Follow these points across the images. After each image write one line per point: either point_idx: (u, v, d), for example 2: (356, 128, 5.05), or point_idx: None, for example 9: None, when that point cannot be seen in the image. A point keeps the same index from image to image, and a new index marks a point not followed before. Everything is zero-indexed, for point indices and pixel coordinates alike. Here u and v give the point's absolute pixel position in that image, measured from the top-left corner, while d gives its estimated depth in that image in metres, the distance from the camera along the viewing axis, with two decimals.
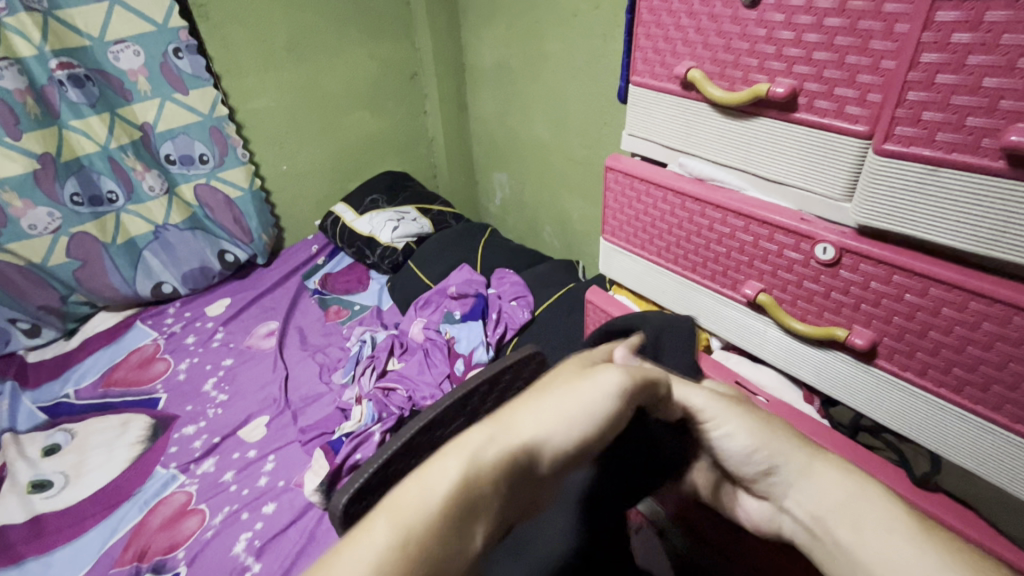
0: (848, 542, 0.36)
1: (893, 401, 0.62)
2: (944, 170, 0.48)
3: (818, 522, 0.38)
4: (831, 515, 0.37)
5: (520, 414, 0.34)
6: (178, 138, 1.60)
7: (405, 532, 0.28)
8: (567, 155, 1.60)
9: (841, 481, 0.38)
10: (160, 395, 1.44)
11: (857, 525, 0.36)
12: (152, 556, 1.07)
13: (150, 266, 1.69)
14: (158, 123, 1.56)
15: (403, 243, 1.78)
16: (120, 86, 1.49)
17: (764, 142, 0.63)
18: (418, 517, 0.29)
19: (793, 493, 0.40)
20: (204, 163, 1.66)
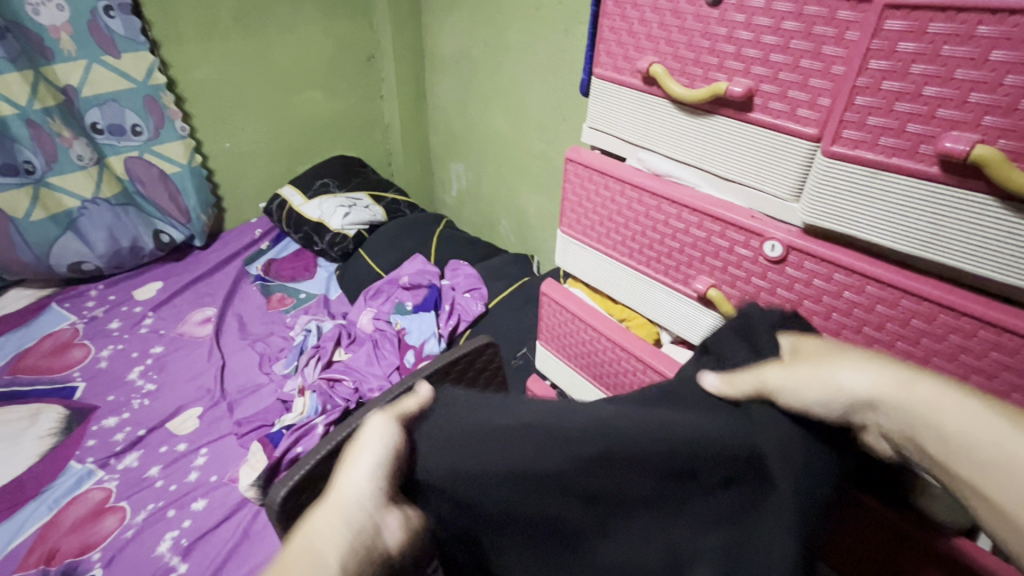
0: (960, 464, 0.37)
1: None
2: (884, 174, 0.50)
3: (928, 437, 0.39)
4: (935, 429, 0.39)
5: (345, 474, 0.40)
6: (106, 106, 1.47)
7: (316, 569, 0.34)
8: (526, 149, 1.60)
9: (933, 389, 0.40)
10: (77, 383, 1.32)
11: (955, 447, 0.38)
12: (61, 559, 0.98)
13: (69, 241, 1.53)
14: (83, 87, 1.42)
15: (355, 230, 1.72)
16: (39, 42, 1.34)
17: (719, 141, 0.64)
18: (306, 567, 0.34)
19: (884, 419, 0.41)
20: (137, 135, 1.53)
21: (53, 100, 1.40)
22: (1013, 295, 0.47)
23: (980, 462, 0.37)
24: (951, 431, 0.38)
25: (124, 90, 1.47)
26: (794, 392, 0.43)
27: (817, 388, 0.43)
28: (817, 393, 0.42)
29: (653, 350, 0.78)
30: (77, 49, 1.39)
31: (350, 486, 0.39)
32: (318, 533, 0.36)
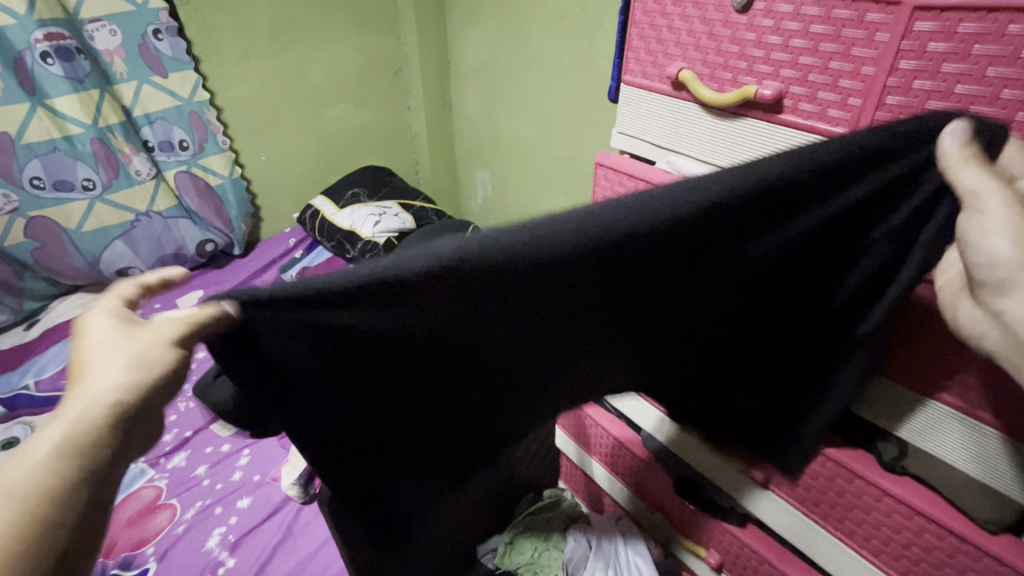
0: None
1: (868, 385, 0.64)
2: None
3: None
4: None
5: (90, 374, 0.40)
6: (155, 123, 1.55)
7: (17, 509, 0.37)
8: (550, 154, 1.62)
9: None
10: None
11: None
12: (118, 553, 1.02)
13: (117, 250, 1.59)
14: (135, 106, 1.51)
15: (385, 238, 1.77)
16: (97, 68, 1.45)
17: (750, 142, 0.66)
18: (19, 489, 0.37)
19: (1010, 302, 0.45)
20: (184, 150, 1.62)
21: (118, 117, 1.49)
22: None
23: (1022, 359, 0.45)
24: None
25: (170, 109, 1.56)
26: (974, 231, 0.45)
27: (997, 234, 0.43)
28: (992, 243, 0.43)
29: None
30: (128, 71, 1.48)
31: (94, 386, 0.40)
32: (42, 444, 0.39)
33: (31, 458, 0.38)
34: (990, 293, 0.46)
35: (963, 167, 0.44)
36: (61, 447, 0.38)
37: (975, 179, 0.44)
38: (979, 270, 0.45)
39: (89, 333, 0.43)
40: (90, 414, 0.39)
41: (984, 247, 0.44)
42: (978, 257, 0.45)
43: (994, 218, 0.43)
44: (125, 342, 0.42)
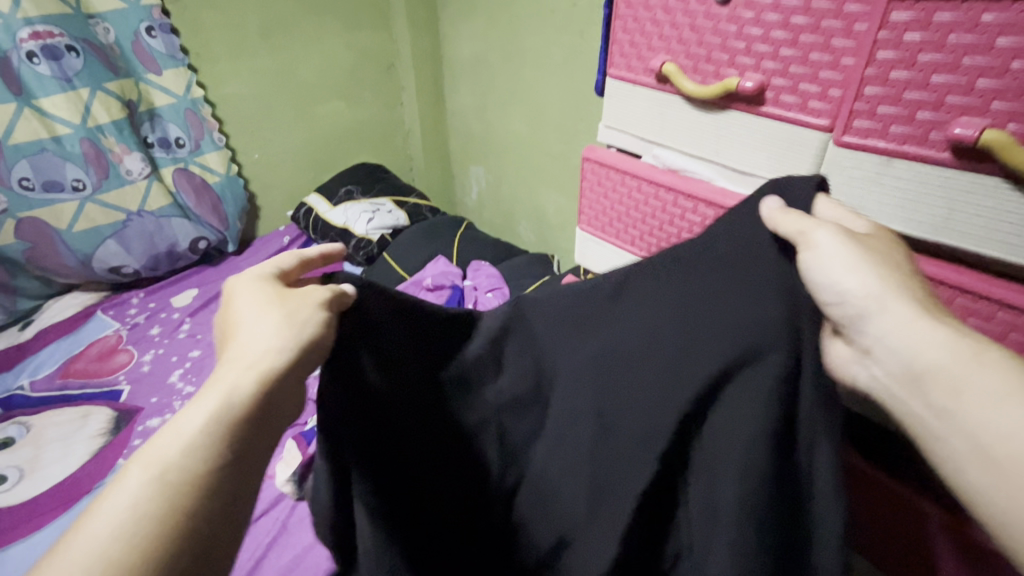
0: (947, 403, 0.41)
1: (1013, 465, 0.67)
2: (897, 161, 0.51)
3: (926, 372, 0.42)
4: (950, 364, 0.41)
5: (241, 345, 0.47)
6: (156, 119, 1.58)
7: (162, 471, 0.40)
8: (543, 149, 1.62)
9: (941, 341, 0.42)
10: (123, 386, 1.38)
11: (956, 393, 0.41)
12: None
13: (110, 249, 1.58)
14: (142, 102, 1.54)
15: (378, 235, 1.76)
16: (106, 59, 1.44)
17: (734, 135, 0.66)
18: (170, 460, 0.40)
19: (882, 341, 0.45)
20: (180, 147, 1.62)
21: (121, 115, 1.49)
22: (1011, 272, 0.49)
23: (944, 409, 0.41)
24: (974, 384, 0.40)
25: (165, 106, 1.58)
26: (818, 271, 0.47)
27: (832, 269, 0.46)
28: (840, 279, 0.46)
29: None
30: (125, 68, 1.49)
31: (250, 348, 0.46)
32: (204, 407, 0.43)
33: (192, 414, 0.43)
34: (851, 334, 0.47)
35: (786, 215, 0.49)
36: (217, 413, 0.43)
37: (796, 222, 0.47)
38: (835, 312, 0.47)
39: (240, 304, 0.51)
40: (251, 371, 0.45)
41: (831, 284, 0.46)
42: (830, 296, 0.47)
43: (828, 254, 0.46)
44: (240, 323, 0.49)
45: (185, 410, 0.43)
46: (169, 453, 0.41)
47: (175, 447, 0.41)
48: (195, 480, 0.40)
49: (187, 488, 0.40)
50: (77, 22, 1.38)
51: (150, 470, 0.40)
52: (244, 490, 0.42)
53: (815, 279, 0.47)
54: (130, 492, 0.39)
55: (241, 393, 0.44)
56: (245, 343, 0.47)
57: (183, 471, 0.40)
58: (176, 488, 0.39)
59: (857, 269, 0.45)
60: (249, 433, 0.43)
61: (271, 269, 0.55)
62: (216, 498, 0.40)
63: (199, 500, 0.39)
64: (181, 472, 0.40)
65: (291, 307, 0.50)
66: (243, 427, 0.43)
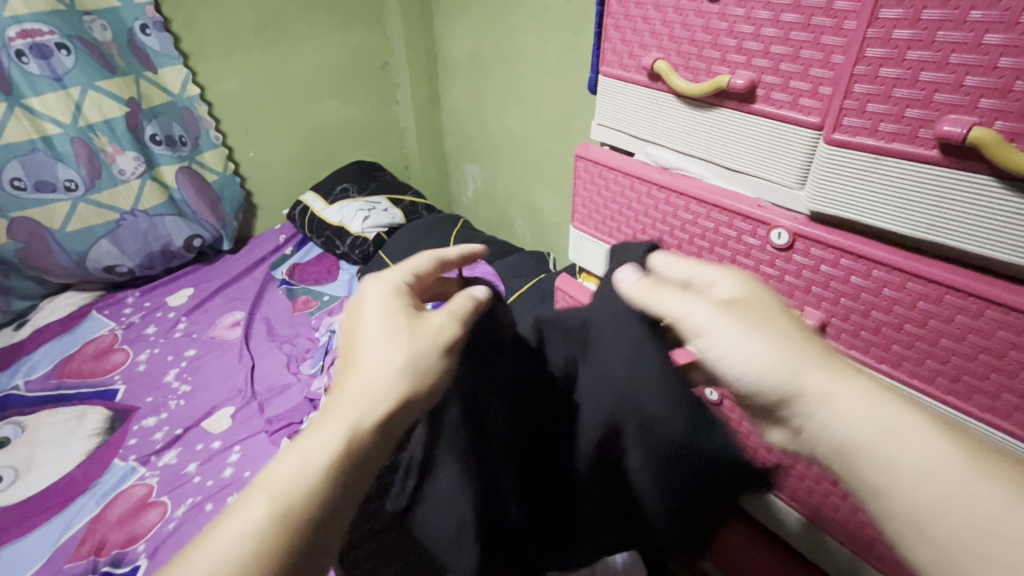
0: (889, 465, 0.37)
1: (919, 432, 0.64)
2: (886, 159, 0.51)
3: (856, 439, 0.38)
4: (878, 441, 0.37)
5: (366, 365, 0.45)
6: (160, 117, 1.57)
7: (282, 499, 0.40)
8: (539, 147, 1.61)
9: (865, 399, 0.39)
10: (118, 385, 1.38)
11: (890, 473, 0.37)
12: (110, 550, 1.02)
13: (103, 248, 1.57)
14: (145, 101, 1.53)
15: (374, 233, 1.76)
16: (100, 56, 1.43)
17: (725, 132, 0.66)
18: (292, 489, 0.40)
19: (812, 421, 0.40)
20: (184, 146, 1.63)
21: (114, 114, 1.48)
22: (1000, 269, 0.49)
23: (893, 475, 0.37)
24: (901, 452, 0.37)
25: (165, 105, 1.57)
26: (718, 353, 0.43)
27: (731, 344, 0.42)
28: (736, 355, 0.42)
29: None
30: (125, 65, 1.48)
31: (368, 375, 0.44)
32: (324, 439, 0.41)
33: (318, 437, 0.42)
34: (775, 416, 0.42)
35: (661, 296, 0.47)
36: (341, 444, 0.42)
37: (676, 301, 0.46)
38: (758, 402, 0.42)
39: (366, 319, 0.47)
40: (384, 400, 0.43)
41: (733, 364, 0.42)
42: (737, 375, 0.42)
43: (722, 334, 0.43)
44: (365, 330, 0.47)
45: (307, 435, 0.42)
46: (294, 476, 0.40)
47: (293, 477, 0.40)
48: (301, 520, 0.40)
49: (298, 515, 0.40)
50: (75, 18, 1.37)
51: (277, 499, 0.40)
52: (336, 519, 0.41)
53: (716, 357, 0.43)
54: (249, 521, 0.39)
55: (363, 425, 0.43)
56: (358, 369, 0.45)
57: (304, 495, 0.40)
58: (293, 516, 0.40)
59: (753, 342, 0.42)
60: (354, 472, 0.42)
61: (409, 271, 0.53)
62: (328, 523, 0.41)
63: (313, 528, 0.40)
64: (303, 499, 0.40)
65: (419, 328, 0.47)
66: (360, 457, 0.42)
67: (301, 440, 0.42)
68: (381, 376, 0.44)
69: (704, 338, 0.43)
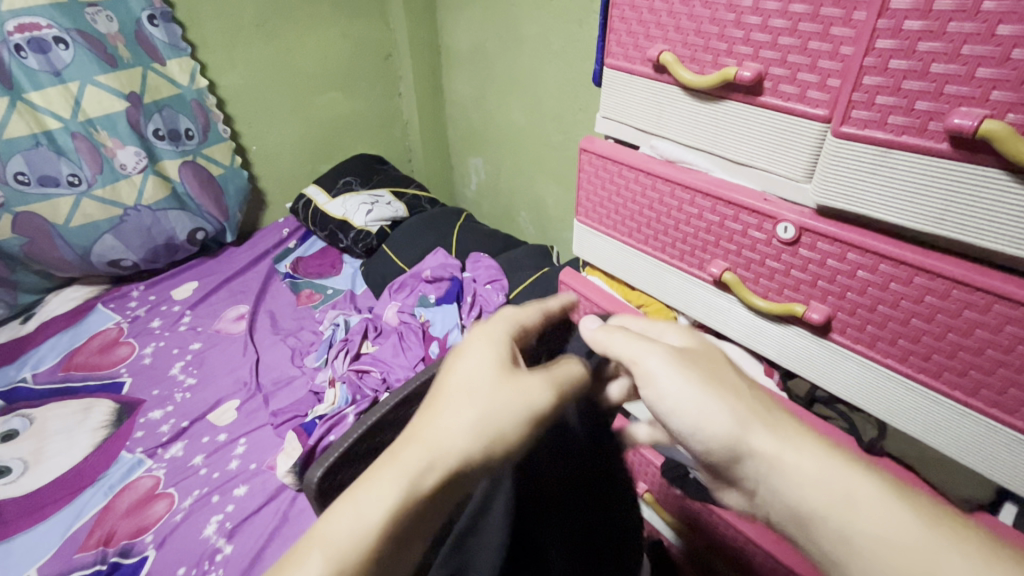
0: (841, 529, 0.35)
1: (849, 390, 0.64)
2: (895, 152, 0.51)
3: (813, 502, 0.36)
4: (833, 509, 0.35)
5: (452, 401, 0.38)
6: (164, 111, 1.56)
7: (336, 562, 0.32)
8: (543, 140, 1.61)
9: (822, 458, 0.37)
10: (124, 378, 1.39)
11: (847, 544, 0.34)
12: (118, 540, 1.03)
13: (108, 242, 1.58)
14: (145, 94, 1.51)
15: (378, 226, 1.76)
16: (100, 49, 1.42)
17: (731, 125, 0.65)
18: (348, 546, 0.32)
19: (766, 485, 0.38)
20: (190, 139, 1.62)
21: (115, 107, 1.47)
22: (1010, 264, 0.49)
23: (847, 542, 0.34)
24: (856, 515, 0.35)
25: (173, 97, 1.57)
26: (665, 407, 0.41)
27: (675, 392, 0.40)
28: (682, 410, 0.40)
29: None
30: (132, 57, 1.48)
31: (454, 421, 0.36)
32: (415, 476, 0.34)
33: (381, 489, 0.33)
34: (731, 480, 0.40)
35: (612, 339, 0.45)
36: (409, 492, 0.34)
37: (625, 346, 0.44)
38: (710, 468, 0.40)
39: (460, 360, 0.40)
40: (475, 438, 0.36)
41: (681, 419, 0.40)
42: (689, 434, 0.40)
43: (669, 381, 0.41)
44: (460, 365, 0.40)
45: (368, 480, 0.34)
46: (354, 521, 0.33)
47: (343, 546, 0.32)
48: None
49: None
50: (76, 11, 1.37)
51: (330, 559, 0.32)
52: None
53: (665, 409, 0.41)
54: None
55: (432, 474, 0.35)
56: (437, 416, 0.37)
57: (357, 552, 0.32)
58: None
59: (702, 395, 0.40)
60: (403, 544, 0.34)
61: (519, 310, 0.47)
62: None
63: None
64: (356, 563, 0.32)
65: (521, 379, 0.40)
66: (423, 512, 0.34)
67: (362, 482, 0.34)
68: (463, 431, 0.36)
69: (651, 388, 0.42)
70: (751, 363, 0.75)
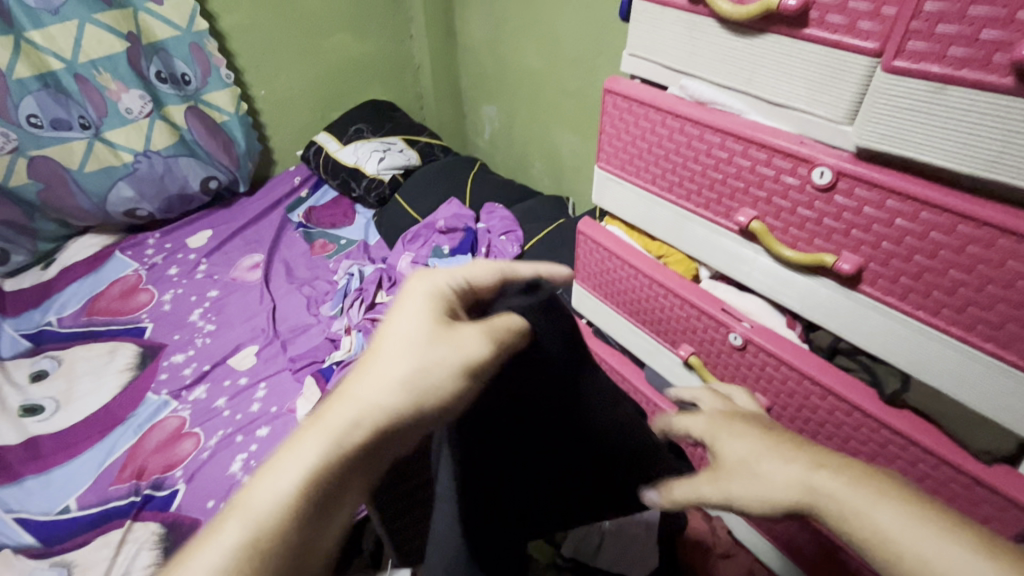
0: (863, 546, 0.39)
1: (870, 335, 0.62)
2: (952, 88, 0.47)
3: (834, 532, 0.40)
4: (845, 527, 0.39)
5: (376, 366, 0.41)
6: (162, 54, 1.51)
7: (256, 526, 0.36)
8: (560, 86, 1.54)
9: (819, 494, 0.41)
10: (146, 324, 1.41)
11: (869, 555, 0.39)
12: (149, 475, 1.08)
13: (122, 191, 1.57)
14: (142, 35, 1.47)
15: (390, 175, 1.73)
16: None
17: (771, 61, 0.61)
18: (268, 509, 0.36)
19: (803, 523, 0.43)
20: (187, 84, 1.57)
21: (118, 48, 1.43)
22: None
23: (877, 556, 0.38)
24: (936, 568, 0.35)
25: (170, 38, 1.50)
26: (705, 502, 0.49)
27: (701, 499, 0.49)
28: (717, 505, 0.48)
29: (689, 285, 0.79)
30: None
31: (373, 390, 0.39)
32: (338, 432, 0.38)
33: (301, 453, 0.37)
34: None
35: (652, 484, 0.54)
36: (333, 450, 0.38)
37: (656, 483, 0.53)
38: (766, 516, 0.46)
39: (397, 317, 0.43)
40: (406, 394, 0.40)
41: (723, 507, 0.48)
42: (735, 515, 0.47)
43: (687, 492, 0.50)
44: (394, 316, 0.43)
45: (291, 450, 0.38)
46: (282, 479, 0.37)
47: (270, 505, 0.36)
48: (277, 552, 0.36)
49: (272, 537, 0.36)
50: None
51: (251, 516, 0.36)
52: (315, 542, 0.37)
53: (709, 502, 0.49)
54: (218, 553, 0.35)
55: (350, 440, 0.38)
56: (364, 377, 0.40)
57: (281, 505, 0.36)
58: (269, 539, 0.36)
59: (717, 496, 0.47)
60: (326, 504, 0.38)
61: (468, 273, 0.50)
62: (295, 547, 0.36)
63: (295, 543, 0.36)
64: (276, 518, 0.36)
65: (451, 331, 0.42)
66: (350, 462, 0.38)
67: (286, 453, 0.38)
68: (386, 394, 0.39)
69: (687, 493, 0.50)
70: (771, 315, 0.74)
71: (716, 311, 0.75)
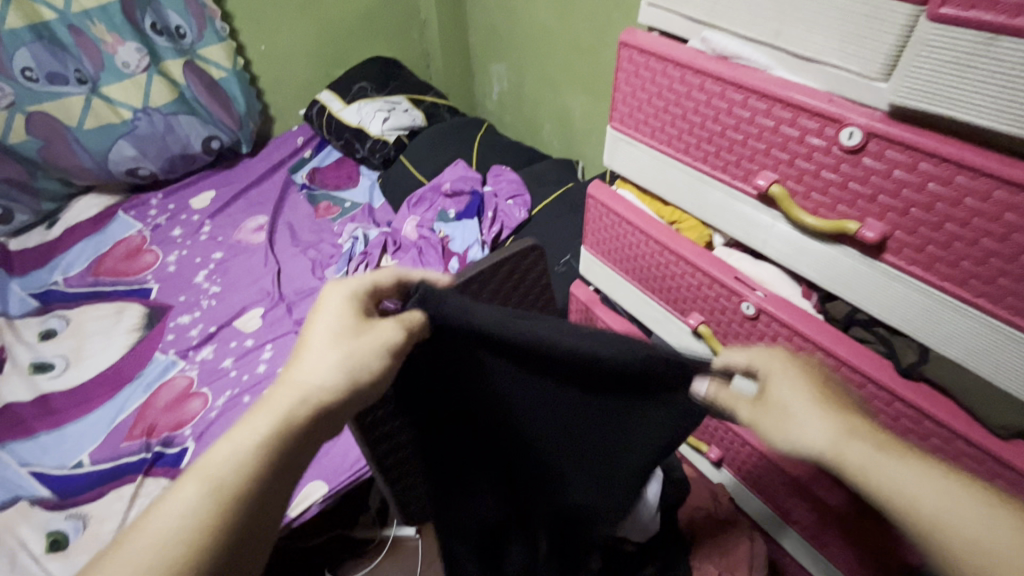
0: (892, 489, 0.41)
1: (889, 306, 0.60)
2: (1004, 39, 0.43)
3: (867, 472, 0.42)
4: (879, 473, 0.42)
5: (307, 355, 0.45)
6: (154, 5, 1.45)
7: (215, 483, 0.39)
8: (572, 42, 1.47)
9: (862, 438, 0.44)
10: (151, 284, 1.41)
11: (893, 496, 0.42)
12: (159, 433, 1.10)
13: (123, 149, 1.54)
14: None
15: (395, 136, 1.68)
16: None
17: (802, 10, 0.56)
18: (223, 472, 0.39)
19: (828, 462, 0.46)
20: (181, 37, 1.51)
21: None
22: None
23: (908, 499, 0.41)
24: (958, 529, 0.38)
25: None
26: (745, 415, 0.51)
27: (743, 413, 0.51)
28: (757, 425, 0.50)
29: (703, 253, 0.76)
30: None
31: (312, 371, 0.44)
32: (280, 407, 0.42)
33: (252, 424, 0.41)
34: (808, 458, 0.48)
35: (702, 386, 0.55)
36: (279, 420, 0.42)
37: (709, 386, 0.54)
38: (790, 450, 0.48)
39: (318, 315, 0.47)
40: (343, 369, 0.44)
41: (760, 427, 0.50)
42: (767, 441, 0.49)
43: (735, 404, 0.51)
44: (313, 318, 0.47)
45: (242, 423, 0.41)
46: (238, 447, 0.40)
47: (227, 463, 0.40)
48: (240, 512, 0.39)
49: (229, 498, 0.39)
50: None
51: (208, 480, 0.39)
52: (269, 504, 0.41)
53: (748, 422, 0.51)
54: (181, 504, 0.38)
55: (295, 410, 0.43)
56: (304, 362, 0.45)
57: (236, 469, 0.40)
58: (226, 497, 0.39)
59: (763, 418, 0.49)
60: (282, 466, 0.42)
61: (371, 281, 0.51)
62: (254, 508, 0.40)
63: (246, 507, 0.39)
64: (233, 477, 0.39)
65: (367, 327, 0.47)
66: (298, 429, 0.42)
67: (237, 426, 0.41)
68: (325, 374, 0.44)
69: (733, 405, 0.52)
70: (787, 284, 0.72)
71: (730, 279, 0.73)
